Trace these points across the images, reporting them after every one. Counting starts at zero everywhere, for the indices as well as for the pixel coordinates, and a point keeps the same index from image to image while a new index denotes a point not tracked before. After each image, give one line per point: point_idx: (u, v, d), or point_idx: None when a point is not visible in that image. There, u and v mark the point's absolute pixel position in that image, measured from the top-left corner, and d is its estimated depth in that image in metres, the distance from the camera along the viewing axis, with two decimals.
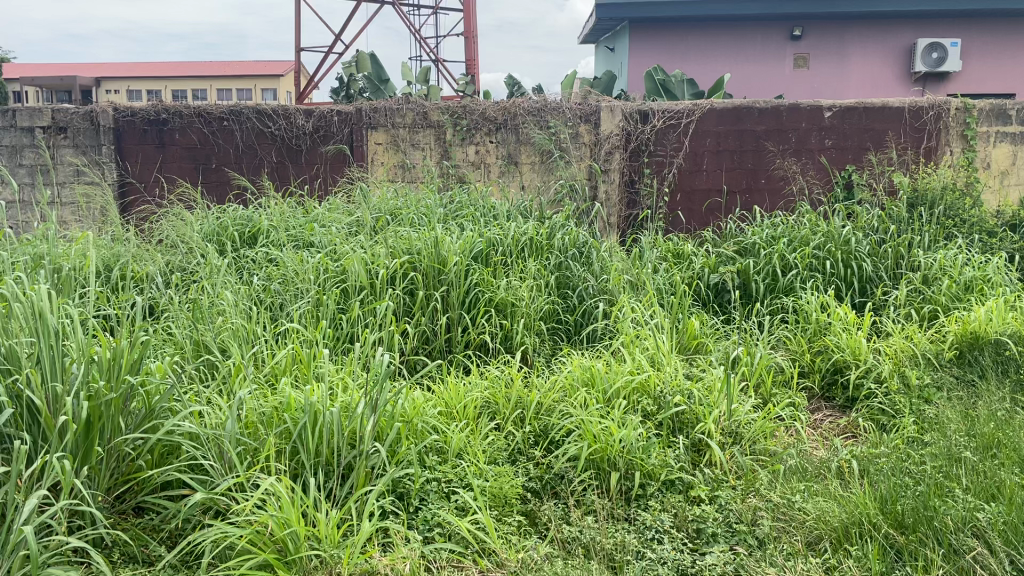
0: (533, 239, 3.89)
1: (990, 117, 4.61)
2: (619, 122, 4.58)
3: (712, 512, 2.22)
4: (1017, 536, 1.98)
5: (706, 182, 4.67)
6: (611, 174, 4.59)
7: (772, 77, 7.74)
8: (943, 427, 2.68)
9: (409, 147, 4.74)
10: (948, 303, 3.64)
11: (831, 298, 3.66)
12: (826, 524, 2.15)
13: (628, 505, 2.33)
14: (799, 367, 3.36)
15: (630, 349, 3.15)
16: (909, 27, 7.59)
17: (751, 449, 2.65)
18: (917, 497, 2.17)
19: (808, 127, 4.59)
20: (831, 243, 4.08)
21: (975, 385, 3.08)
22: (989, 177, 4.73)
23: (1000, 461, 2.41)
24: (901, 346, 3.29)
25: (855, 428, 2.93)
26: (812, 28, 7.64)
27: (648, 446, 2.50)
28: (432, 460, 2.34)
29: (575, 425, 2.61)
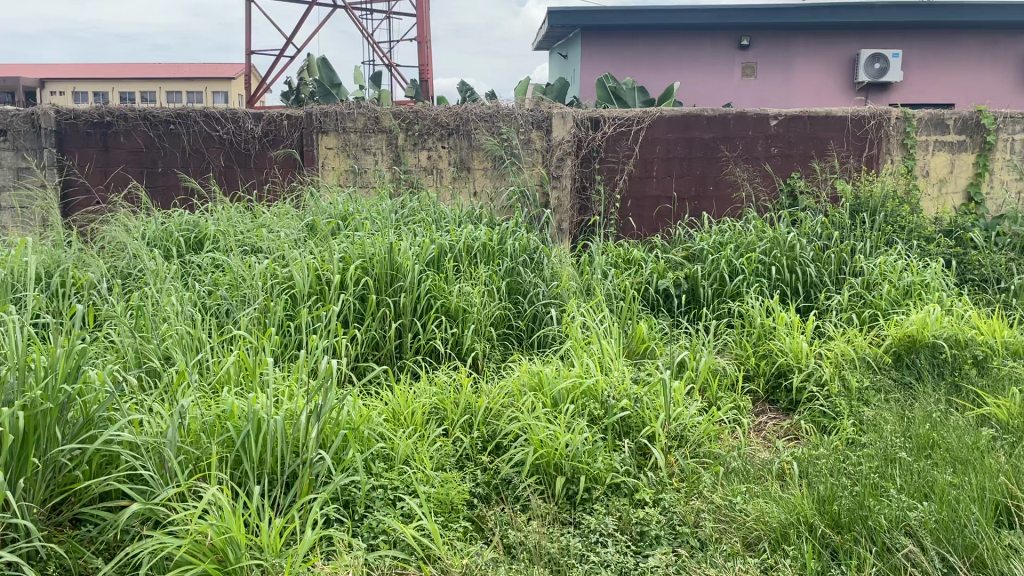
0: (485, 244, 3.90)
1: (928, 126, 4.73)
2: (571, 129, 4.62)
3: (656, 514, 2.25)
4: (947, 534, 2.04)
5: (655, 189, 4.73)
6: (563, 180, 4.63)
7: (720, 85, 7.87)
8: (880, 428, 2.75)
9: (360, 152, 4.71)
10: (887, 307, 3.74)
11: (776, 303, 3.73)
12: (765, 525, 2.19)
13: (573, 509, 2.35)
14: (744, 371, 3.42)
15: (580, 354, 3.18)
16: (853, 38, 7.78)
17: (695, 452, 2.70)
18: (852, 498, 2.22)
19: (754, 135, 4.68)
20: (777, 249, 4.16)
21: (912, 387, 3.17)
22: (927, 184, 4.83)
23: (933, 461, 2.49)
24: (842, 350, 3.37)
25: (797, 430, 3.00)
26: (759, 37, 7.80)
27: (593, 450, 2.53)
28: (378, 467, 2.33)
29: (523, 430, 2.62)
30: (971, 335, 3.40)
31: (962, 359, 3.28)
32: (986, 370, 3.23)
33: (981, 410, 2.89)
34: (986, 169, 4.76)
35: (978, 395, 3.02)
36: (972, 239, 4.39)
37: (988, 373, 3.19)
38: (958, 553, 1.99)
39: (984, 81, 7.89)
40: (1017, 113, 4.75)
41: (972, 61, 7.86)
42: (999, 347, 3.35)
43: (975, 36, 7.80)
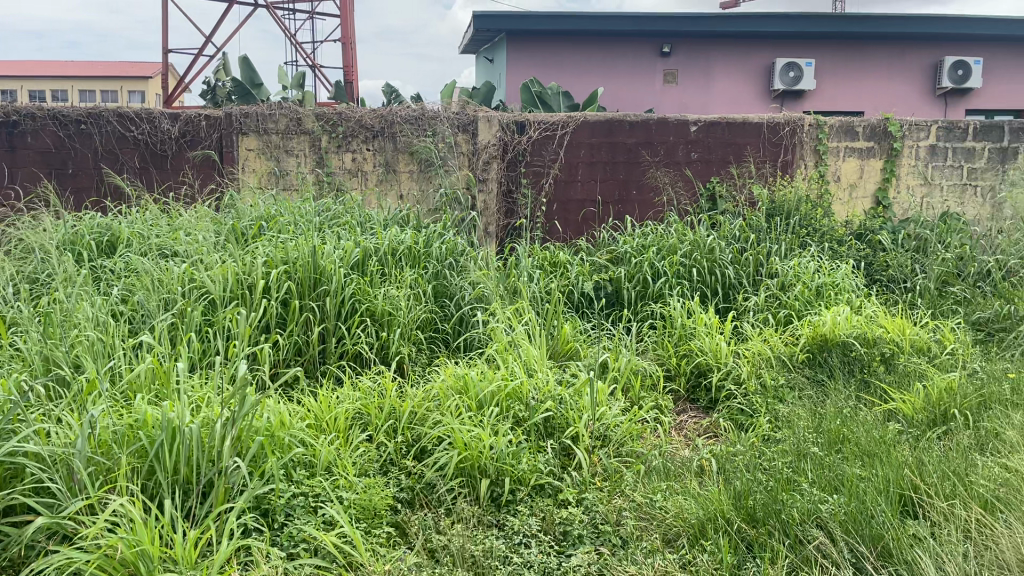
0: (410, 247, 3.88)
1: (839, 133, 4.92)
2: (496, 132, 4.63)
3: (579, 514, 2.27)
4: (855, 525, 2.13)
5: (580, 193, 4.79)
6: (489, 184, 4.62)
7: (643, 91, 8.02)
8: (793, 424, 2.85)
9: (282, 154, 4.63)
10: (801, 308, 3.87)
11: (696, 304, 3.82)
12: (684, 521, 2.25)
13: (497, 511, 2.36)
14: (666, 370, 3.49)
15: (504, 356, 3.19)
16: (769, 47, 8.03)
17: (618, 451, 2.75)
18: (767, 494, 2.29)
19: (675, 140, 4.79)
20: (697, 251, 4.26)
21: (824, 384, 3.29)
22: (838, 189, 5.02)
23: (843, 455, 2.58)
24: (759, 349, 3.47)
25: (716, 428, 3.08)
26: (679, 45, 7.98)
27: (517, 451, 2.54)
28: (298, 474, 2.28)
29: (446, 433, 2.61)
30: (879, 333, 3.55)
31: (870, 357, 3.42)
32: (892, 367, 3.38)
33: (887, 405, 3.02)
34: (893, 174, 4.97)
35: (885, 390, 3.16)
36: (880, 242, 4.58)
37: (895, 370, 3.33)
38: (865, 542, 2.07)
39: (891, 91, 8.24)
40: (920, 120, 4.97)
41: (879, 71, 8.21)
42: (905, 345, 3.51)
43: (882, 47, 8.14)
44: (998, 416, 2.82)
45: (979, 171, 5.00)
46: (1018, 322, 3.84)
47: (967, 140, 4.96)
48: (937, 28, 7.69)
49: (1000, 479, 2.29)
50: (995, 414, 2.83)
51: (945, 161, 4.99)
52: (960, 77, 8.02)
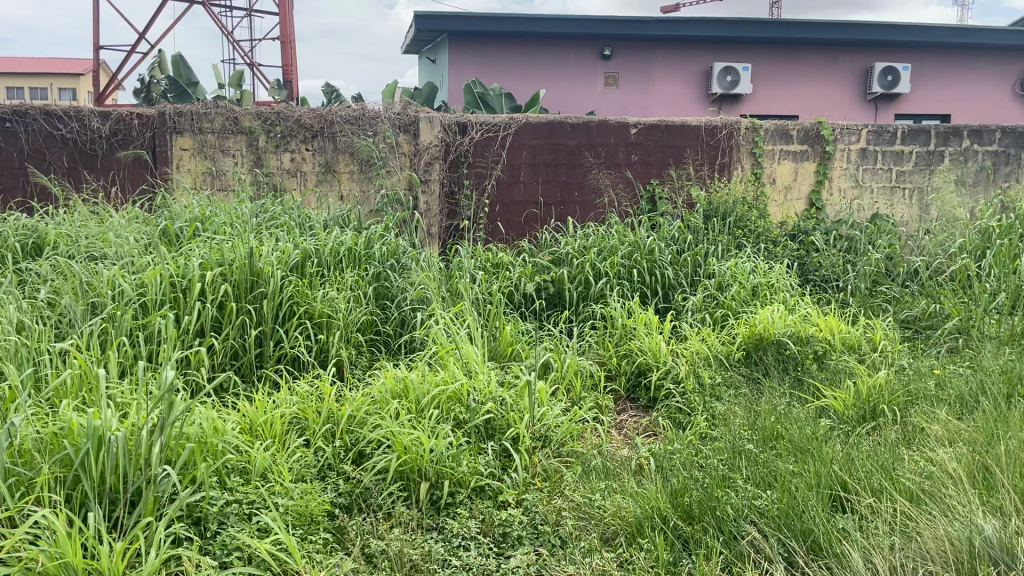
0: (351, 249, 3.83)
1: (775, 136, 5.03)
2: (438, 133, 4.59)
3: (518, 515, 2.28)
4: (787, 520, 2.17)
5: (522, 194, 4.80)
6: (432, 185, 4.60)
7: (584, 93, 8.07)
8: (730, 422, 2.90)
9: (218, 153, 4.53)
10: (738, 307, 3.95)
11: (636, 304, 3.86)
12: (621, 519, 2.27)
13: (436, 514, 2.35)
14: (607, 370, 3.52)
15: (445, 359, 3.17)
16: (707, 52, 8.18)
17: (558, 451, 2.76)
18: (702, 491, 2.33)
19: (616, 142, 4.84)
20: (637, 252, 4.31)
21: (760, 382, 3.36)
22: (774, 191, 5.13)
23: (777, 452, 2.63)
24: (697, 349, 3.53)
25: (654, 427, 3.11)
26: (620, 48, 8.06)
27: (457, 453, 2.53)
28: (232, 481, 2.23)
29: (385, 436, 2.59)
30: (811, 332, 3.64)
31: (804, 354, 3.50)
32: (825, 364, 3.46)
33: (819, 402, 3.09)
34: (826, 176, 5.10)
35: (817, 387, 3.24)
36: (814, 242, 4.70)
37: (828, 367, 3.41)
38: (796, 537, 2.11)
39: (825, 95, 8.46)
40: (852, 124, 5.11)
41: (813, 76, 8.42)
42: (836, 343, 3.61)
43: (816, 52, 8.36)
44: (924, 410, 2.91)
45: (907, 174, 5.15)
46: (943, 320, 3.98)
47: (896, 143, 5.11)
48: (868, 35, 7.92)
49: (924, 472, 2.36)
50: (921, 409, 2.93)
51: (875, 164, 5.14)
52: (890, 83, 8.27)
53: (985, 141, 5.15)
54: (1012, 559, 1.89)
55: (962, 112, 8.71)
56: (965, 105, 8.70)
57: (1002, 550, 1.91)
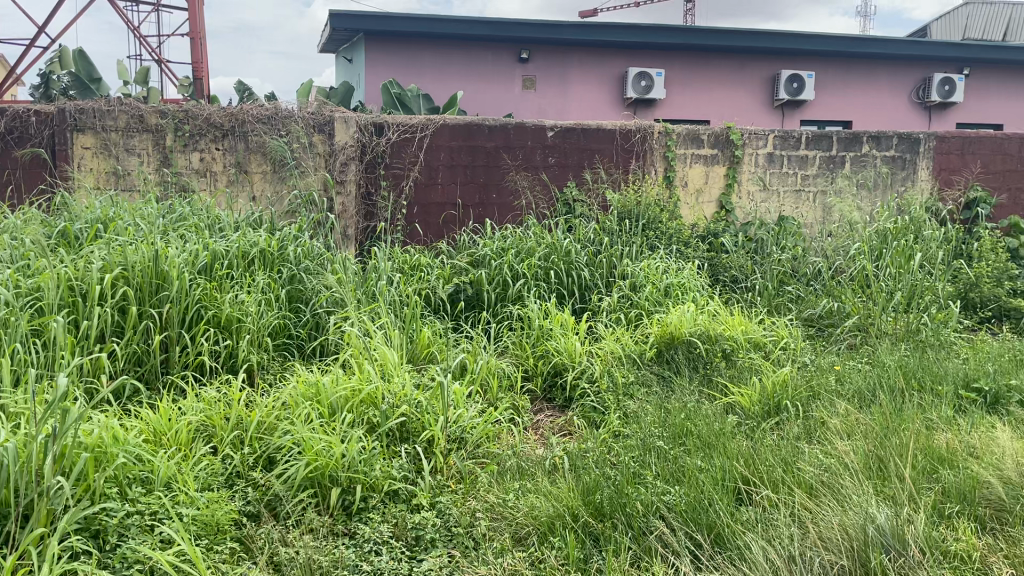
0: (264, 250, 3.75)
1: (686, 140, 5.15)
2: (354, 134, 4.55)
3: (431, 518, 2.26)
4: (693, 514, 2.23)
5: (440, 196, 4.78)
6: (348, 185, 4.53)
7: (501, 96, 8.11)
8: (642, 420, 2.96)
9: (123, 152, 4.37)
10: (651, 307, 4.03)
11: (553, 305, 3.90)
12: (534, 519, 2.28)
13: (348, 520, 2.32)
14: (523, 371, 3.53)
15: (359, 362, 3.13)
16: (622, 57, 8.32)
17: (474, 453, 2.77)
18: (613, 488, 2.37)
19: (532, 145, 4.89)
20: (554, 254, 4.34)
21: (671, 380, 3.44)
22: (686, 194, 5.25)
23: (686, 448, 2.69)
24: (611, 348, 3.58)
25: (569, 426, 3.14)
26: (537, 51, 8.12)
27: (370, 458, 2.50)
28: (133, 492, 2.15)
29: (296, 442, 2.54)
30: (720, 330, 3.74)
31: (712, 353, 3.60)
32: (732, 361, 3.57)
33: (727, 398, 3.18)
34: (735, 180, 5.25)
35: (725, 384, 3.33)
36: (723, 244, 4.84)
37: (735, 365, 3.52)
38: (702, 531, 2.17)
39: (734, 101, 8.73)
40: (759, 130, 5.28)
41: (723, 82, 8.67)
42: (744, 341, 3.72)
43: (725, 59, 8.61)
44: (824, 405, 3.03)
45: (811, 178, 5.35)
46: (844, 318, 4.15)
47: (800, 148, 5.30)
48: (774, 43, 8.20)
49: (823, 464, 2.45)
50: (821, 404, 3.04)
51: (781, 168, 5.31)
52: (796, 90, 8.58)
53: (883, 147, 5.37)
54: (902, 546, 1.98)
55: (863, 120, 9.09)
56: (865, 113, 9.09)
57: (893, 537, 1.99)
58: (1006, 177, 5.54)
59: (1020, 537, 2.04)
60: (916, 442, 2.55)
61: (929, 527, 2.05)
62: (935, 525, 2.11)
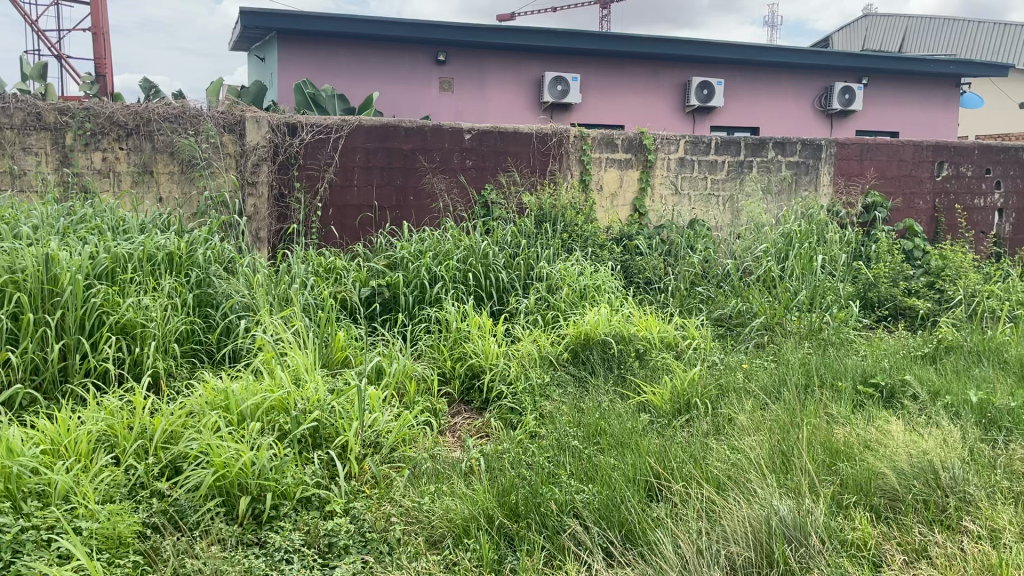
0: (171, 253, 3.63)
1: (601, 144, 5.22)
2: (266, 134, 4.43)
3: (344, 524, 2.21)
4: (605, 511, 2.27)
5: (356, 198, 4.72)
6: (259, 186, 4.42)
7: (418, 98, 8.07)
8: (557, 420, 2.99)
9: (19, 151, 4.18)
10: (567, 309, 4.08)
11: (470, 308, 3.90)
12: (449, 522, 2.28)
13: (259, 529, 2.25)
14: (441, 374, 3.52)
15: (270, 366, 3.07)
16: (538, 61, 8.40)
17: (390, 457, 2.74)
18: (528, 488, 2.38)
19: (450, 147, 4.88)
20: (472, 257, 4.33)
21: (586, 381, 3.49)
22: (601, 198, 5.32)
23: (600, 446, 2.73)
24: (527, 350, 3.61)
25: (487, 427, 3.15)
26: (453, 54, 8.11)
27: (281, 465, 2.44)
28: (27, 507, 2.05)
29: (204, 451, 2.46)
30: (633, 331, 3.82)
31: (625, 353, 3.67)
32: (645, 361, 3.64)
33: (640, 398, 3.25)
34: (648, 184, 5.35)
35: (638, 384, 3.40)
36: (637, 246, 4.93)
37: (647, 364, 3.59)
38: (613, 528, 2.21)
39: (647, 107, 8.92)
40: (670, 135, 5.39)
41: (636, 88, 8.85)
42: (656, 341, 3.80)
43: (638, 66, 8.79)
44: (731, 402, 3.13)
45: (720, 182, 5.51)
46: (752, 317, 4.29)
47: (710, 154, 5.46)
48: (686, 50, 8.42)
49: (730, 460, 2.52)
50: (729, 401, 3.13)
51: (692, 173, 5.45)
52: (705, 96, 8.84)
53: (788, 152, 5.58)
54: (803, 536, 2.05)
55: (770, 126, 9.41)
56: (772, 120, 9.41)
57: (795, 528, 2.07)
58: (901, 182, 5.80)
59: (911, 524, 2.14)
60: (817, 437, 2.65)
61: (829, 517, 2.13)
62: (834, 515, 2.19)
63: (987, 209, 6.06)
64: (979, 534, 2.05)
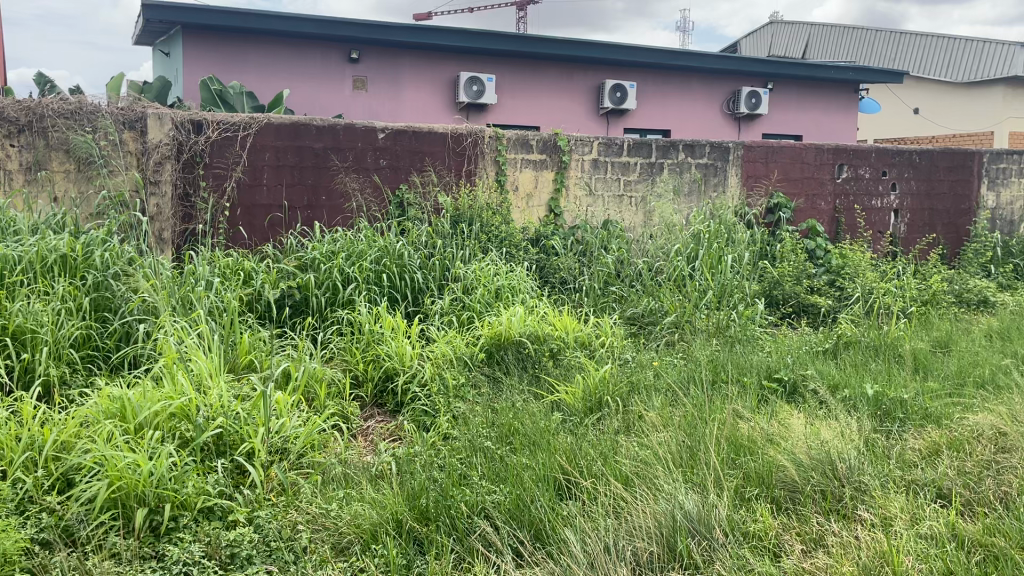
0: (65, 256, 3.45)
1: (516, 145, 5.23)
2: (169, 131, 4.27)
3: (247, 533, 2.11)
4: (516, 513, 2.27)
5: (266, 197, 4.59)
6: (162, 186, 4.25)
7: (331, 95, 7.92)
8: (471, 421, 2.96)
9: None
10: (482, 309, 4.06)
11: (383, 309, 3.84)
12: (356, 528, 2.23)
13: (155, 542, 2.16)
14: (354, 377, 3.45)
15: (171, 372, 2.94)
16: (453, 62, 8.38)
17: (298, 463, 2.67)
18: (439, 490, 2.36)
19: (363, 146, 4.81)
20: (386, 257, 4.26)
21: (501, 381, 3.48)
22: (516, 198, 5.31)
23: (512, 447, 2.73)
24: (442, 351, 3.57)
25: (400, 431, 3.11)
26: (367, 52, 8.01)
27: (181, 474, 2.34)
28: None
29: (98, 461, 2.34)
30: (548, 331, 3.83)
31: (541, 352, 3.68)
32: (559, 360, 3.66)
33: (553, 396, 3.26)
34: (563, 185, 5.38)
35: (551, 383, 3.41)
36: (553, 246, 4.96)
37: (561, 363, 3.61)
38: (523, 530, 2.20)
39: (561, 109, 9.01)
40: (584, 137, 5.44)
41: (550, 89, 8.93)
42: (570, 340, 3.83)
43: (552, 68, 8.87)
44: (642, 399, 3.17)
45: (634, 183, 5.58)
46: (663, 316, 4.37)
47: (623, 155, 5.52)
48: (598, 53, 8.53)
49: (638, 456, 2.56)
50: (639, 399, 3.17)
51: (606, 174, 5.51)
52: (618, 99, 8.99)
53: (697, 154, 5.70)
54: (707, 529, 2.09)
55: (681, 129, 9.62)
56: (683, 122, 9.63)
57: (699, 521, 2.11)
58: (804, 183, 6.01)
59: (809, 514, 2.21)
60: (724, 431, 2.71)
61: (731, 510, 2.18)
62: (736, 508, 2.24)
63: (884, 209, 6.32)
64: (872, 522, 2.13)
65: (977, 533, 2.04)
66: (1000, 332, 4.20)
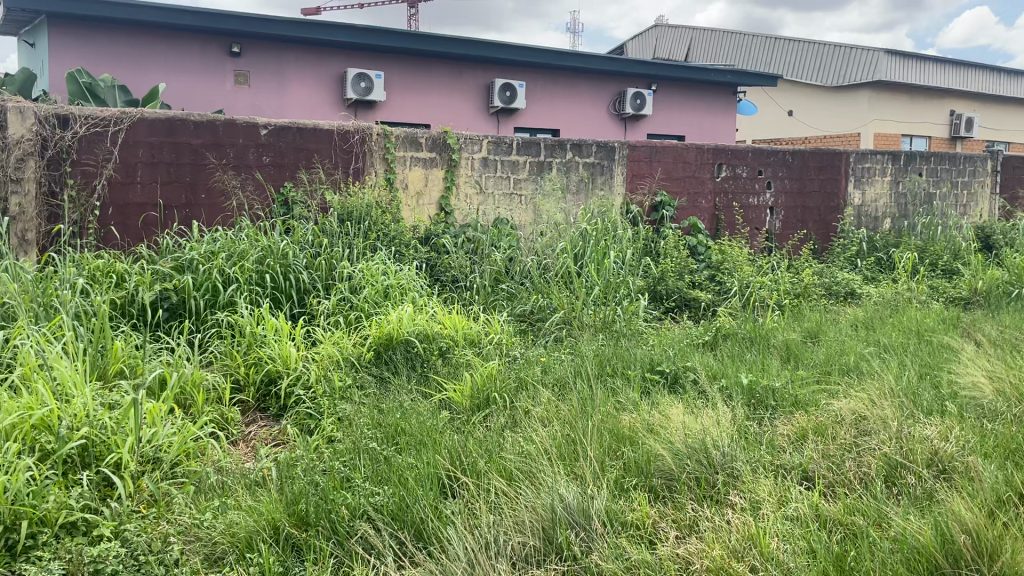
0: None
1: (405, 142, 5.17)
2: (31, 126, 4.01)
3: (112, 548, 1.96)
4: (399, 514, 2.23)
5: (140, 195, 4.37)
6: (25, 184, 3.99)
7: (212, 91, 7.64)
8: (356, 422, 2.91)
9: None
10: (370, 309, 3.99)
11: (266, 311, 3.72)
12: (231, 537, 2.14)
13: (11, 562, 1.99)
14: (235, 382, 3.33)
15: (30, 382, 2.74)
16: (340, 58, 8.25)
17: (172, 472, 2.56)
18: (318, 495, 2.30)
19: (245, 143, 4.66)
20: (269, 257, 4.13)
21: (388, 381, 3.43)
22: (407, 196, 5.25)
23: (398, 447, 2.69)
24: (328, 352, 3.49)
25: (282, 435, 3.01)
26: (249, 46, 7.77)
27: (40, 489, 2.19)
28: None
29: None
30: (436, 330, 3.81)
31: (429, 351, 3.65)
32: (448, 358, 3.65)
33: (441, 394, 3.24)
34: (453, 183, 5.35)
35: (439, 381, 3.39)
36: (443, 245, 4.92)
37: (449, 362, 3.60)
38: (407, 532, 2.17)
39: (451, 107, 9.00)
40: (474, 135, 5.43)
41: (440, 87, 8.90)
42: (459, 338, 3.81)
43: (441, 65, 8.85)
44: (528, 395, 3.19)
45: (523, 182, 5.62)
46: (551, 313, 4.42)
47: (511, 154, 5.54)
48: (486, 52, 8.56)
49: (522, 451, 2.57)
50: (526, 395, 3.20)
51: (495, 172, 5.52)
52: (508, 98, 9.05)
53: (584, 153, 5.79)
54: (585, 520, 2.12)
55: (569, 128, 9.77)
56: (571, 122, 9.78)
57: (579, 514, 2.13)
58: (686, 182, 6.20)
59: (684, 502, 2.27)
60: (605, 424, 2.76)
61: (611, 501, 2.22)
62: (616, 499, 2.28)
63: (760, 207, 6.60)
64: (742, 506, 2.21)
65: (838, 513, 2.14)
66: (864, 322, 4.46)
